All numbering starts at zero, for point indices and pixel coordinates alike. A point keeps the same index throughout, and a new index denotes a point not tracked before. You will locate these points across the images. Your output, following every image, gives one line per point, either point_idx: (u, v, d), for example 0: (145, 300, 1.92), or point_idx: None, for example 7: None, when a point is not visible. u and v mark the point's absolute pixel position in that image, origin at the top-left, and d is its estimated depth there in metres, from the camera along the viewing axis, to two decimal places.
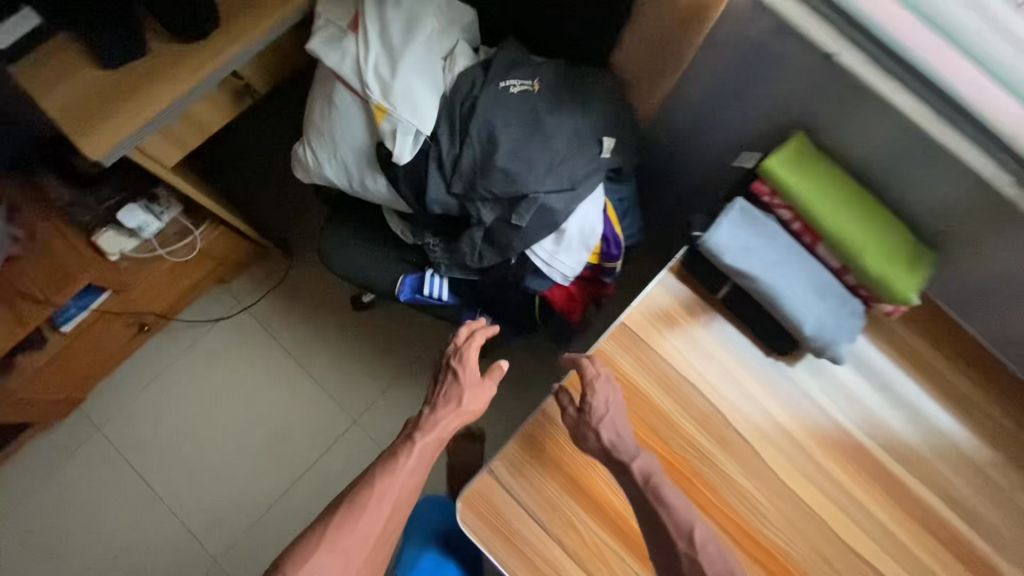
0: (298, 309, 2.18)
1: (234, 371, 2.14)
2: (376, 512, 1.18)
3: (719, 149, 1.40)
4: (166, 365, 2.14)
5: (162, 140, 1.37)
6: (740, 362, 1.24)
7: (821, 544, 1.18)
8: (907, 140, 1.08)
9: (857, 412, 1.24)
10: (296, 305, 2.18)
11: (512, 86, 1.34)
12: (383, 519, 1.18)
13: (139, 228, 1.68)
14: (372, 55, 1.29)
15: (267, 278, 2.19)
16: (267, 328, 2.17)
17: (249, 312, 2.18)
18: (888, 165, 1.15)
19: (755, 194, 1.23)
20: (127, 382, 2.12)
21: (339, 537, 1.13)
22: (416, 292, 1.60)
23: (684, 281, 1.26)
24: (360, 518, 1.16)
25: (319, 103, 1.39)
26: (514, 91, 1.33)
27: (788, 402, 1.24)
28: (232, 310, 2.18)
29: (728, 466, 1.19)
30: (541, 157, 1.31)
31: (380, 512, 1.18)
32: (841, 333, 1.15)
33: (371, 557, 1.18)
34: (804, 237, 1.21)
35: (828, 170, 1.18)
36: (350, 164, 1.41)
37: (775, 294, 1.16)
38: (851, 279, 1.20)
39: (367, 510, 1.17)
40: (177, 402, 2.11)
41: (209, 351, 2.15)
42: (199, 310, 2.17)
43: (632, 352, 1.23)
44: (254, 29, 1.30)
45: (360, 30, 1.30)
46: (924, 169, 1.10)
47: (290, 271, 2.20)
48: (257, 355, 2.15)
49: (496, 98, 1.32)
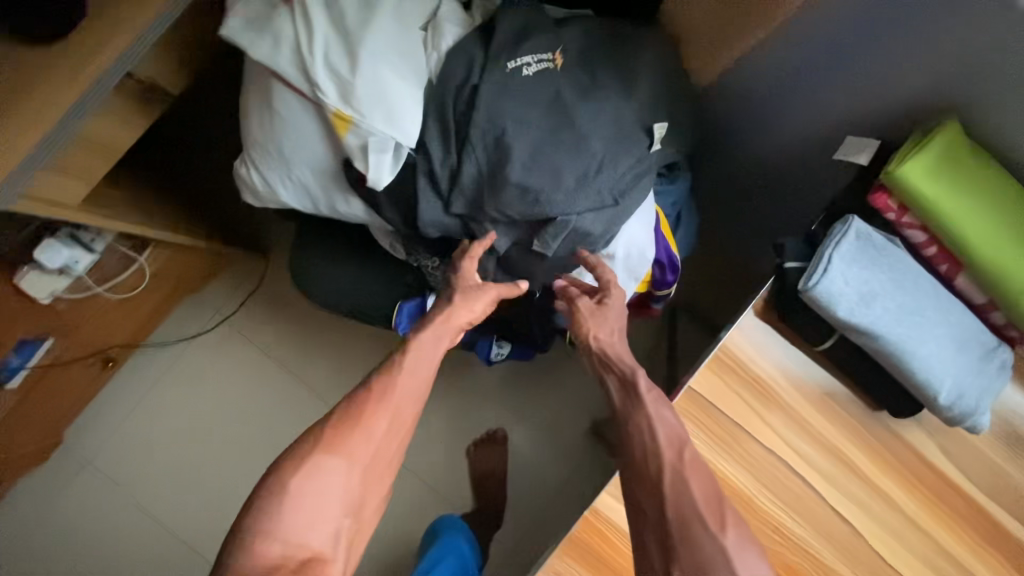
0: (284, 317, 1.88)
1: (220, 390, 1.87)
2: (380, 434, 0.84)
3: (814, 127, 1.02)
4: (142, 389, 1.87)
5: (53, 174, 0.99)
6: (844, 427, 0.99)
7: None
8: None
9: (989, 477, 0.99)
10: (281, 314, 1.88)
11: (524, 65, 0.93)
12: (386, 443, 0.84)
13: (67, 265, 1.37)
14: (321, 36, 0.88)
15: (241, 284, 1.87)
16: (252, 343, 1.88)
17: (228, 325, 1.88)
18: None
19: (875, 209, 0.89)
20: (100, 411, 1.85)
21: (335, 452, 0.80)
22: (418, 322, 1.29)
23: (771, 327, 0.98)
24: (372, 428, 0.83)
25: (256, 107, 0.98)
26: (529, 72, 0.92)
27: (905, 474, 0.99)
28: (208, 324, 1.87)
29: (831, 558, 0.96)
30: (576, 167, 0.92)
31: (384, 436, 0.84)
32: (984, 397, 0.89)
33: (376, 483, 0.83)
34: (938, 264, 0.90)
35: (984, 173, 0.84)
36: (312, 189, 1.01)
37: (900, 352, 0.87)
38: (998, 317, 0.90)
39: (372, 422, 0.84)
40: (159, 423, 1.85)
41: (189, 370, 1.87)
42: (169, 328, 1.87)
43: (707, 423, 0.97)
44: (144, 10, 0.90)
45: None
46: None
47: (269, 276, 1.88)
48: (244, 371, 1.87)
49: (504, 83, 0.91)
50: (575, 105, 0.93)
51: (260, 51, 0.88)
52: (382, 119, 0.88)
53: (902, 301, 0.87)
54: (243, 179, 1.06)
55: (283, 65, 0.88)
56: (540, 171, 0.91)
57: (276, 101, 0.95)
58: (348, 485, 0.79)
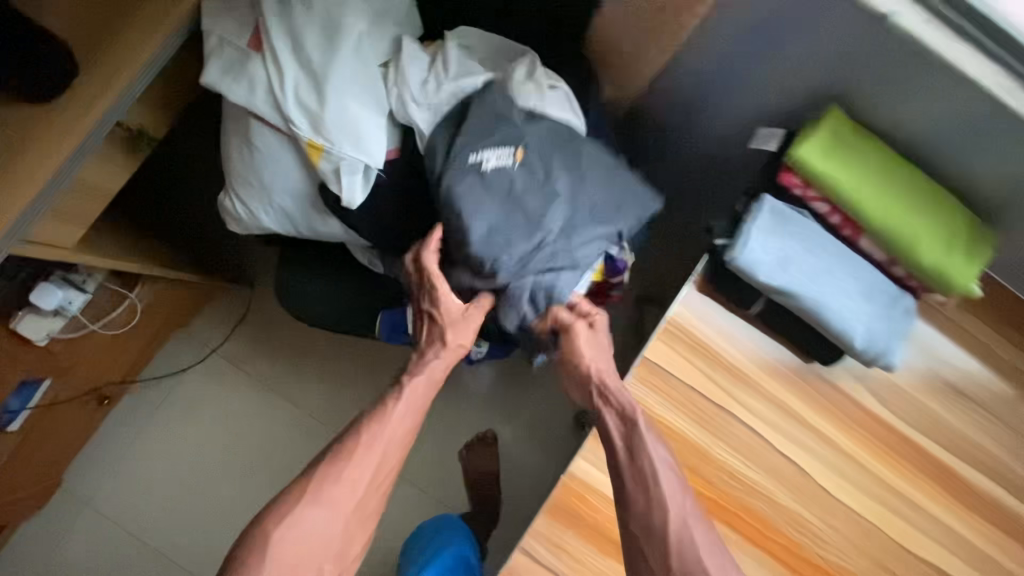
0: (273, 340, 1.96)
1: (217, 415, 1.95)
2: (364, 461, 0.97)
3: (731, 120, 1.17)
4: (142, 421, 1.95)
5: (51, 221, 1.08)
6: (781, 379, 1.12)
7: (885, 559, 1.10)
8: (976, 112, 0.88)
9: (910, 411, 1.13)
10: (269, 337, 1.96)
11: (483, 157, 1.01)
12: (375, 470, 0.98)
13: (62, 307, 1.43)
14: (290, 78, 1.00)
15: (229, 314, 1.96)
16: (243, 369, 1.96)
17: (219, 354, 1.96)
18: (946, 137, 0.95)
19: (784, 186, 1.03)
20: (104, 446, 1.93)
21: (325, 488, 0.94)
22: (400, 330, 1.39)
23: (708, 297, 1.11)
24: (348, 474, 0.96)
25: (234, 144, 1.09)
26: (488, 164, 1.00)
27: (839, 416, 1.12)
28: (200, 355, 1.95)
29: (781, 496, 1.09)
30: (553, 237, 1.01)
31: (371, 462, 0.98)
32: (895, 339, 1.02)
33: (366, 510, 0.98)
34: (844, 230, 1.04)
35: (871, 151, 0.99)
36: (292, 214, 1.12)
37: (817, 307, 1.00)
38: (900, 271, 1.04)
39: (353, 465, 0.97)
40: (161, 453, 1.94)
41: (186, 400, 1.96)
42: (162, 362, 1.94)
43: (660, 389, 1.10)
44: (128, 67, 0.99)
45: (268, 46, 1.00)
46: (992, 143, 0.91)
47: (254, 303, 1.96)
48: (238, 396, 1.95)
49: (467, 176, 1.00)
50: (524, 128, 1.04)
51: (238, 96, 1.00)
52: (351, 147, 1.00)
53: (815, 265, 1.00)
54: (226, 210, 1.17)
55: (260, 106, 1.01)
56: (525, 248, 0.99)
57: (252, 138, 1.06)
58: (331, 526, 0.93)
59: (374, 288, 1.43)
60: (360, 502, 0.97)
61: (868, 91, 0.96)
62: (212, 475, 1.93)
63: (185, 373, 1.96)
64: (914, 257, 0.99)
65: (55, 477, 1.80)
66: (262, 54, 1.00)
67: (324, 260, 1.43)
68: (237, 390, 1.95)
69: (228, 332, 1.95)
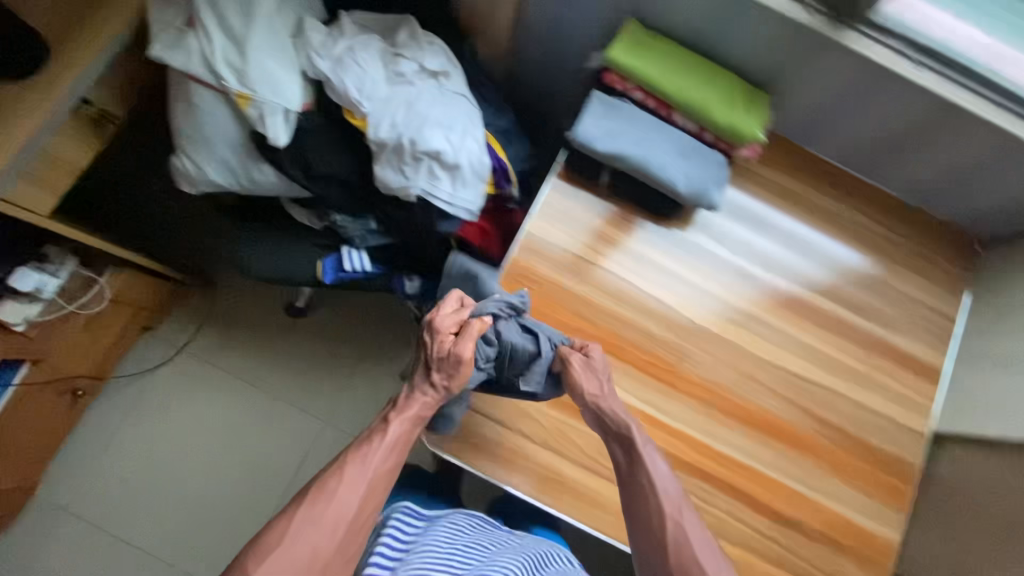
0: (236, 328, 2.11)
1: (192, 403, 2.05)
2: (348, 494, 1.11)
3: (572, 55, 1.53)
4: (117, 421, 2.02)
5: (27, 186, 1.31)
6: (643, 241, 1.41)
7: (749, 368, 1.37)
8: (715, 1, 1.23)
9: (749, 252, 1.42)
10: (234, 326, 2.10)
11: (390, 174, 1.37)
12: (358, 506, 1.11)
13: (37, 290, 1.57)
14: (217, 49, 1.30)
15: (192, 316, 2.10)
16: (211, 360, 2.08)
17: (188, 350, 2.09)
18: (705, 30, 1.31)
19: (609, 85, 1.35)
20: (74, 451, 1.98)
21: (318, 514, 1.07)
22: (340, 269, 1.59)
23: (569, 181, 1.41)
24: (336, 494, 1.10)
25: (178, 107, 1.37)
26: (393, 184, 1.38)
27: (694, 261, 1.41)
28: (170, 354, 2.07)
29: (654, 328, 1.36)
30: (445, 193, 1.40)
31: (355, 500, 1.11)
32: (712, 184, 1.32)
33: (347, 556, 1.08)
34: (661, 111, 1.35)
35: (663, 48, 1.32)
36: (232, 160, 1.40)
37: (645, 165, 1.29)
38: (709, 136, 1.36)
39: (332, 504, 1.09)
40: (140, 449, 2.00)
41: (161, 396, 2.05)
42: (133, 362, 2.06)
43: (544, 258, 1.37)
44: (91, 54, 1.28)
45: (202, 25, 1.30)
46: (735, 22, 1.26)
47: (212, 299, 2.12)
48: (211, 381, 2.07)
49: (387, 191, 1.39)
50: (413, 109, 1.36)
51: (176, 62, 1.28)
52: (271, 94, 1.30)
53: (641, 137, 1.31)
54: (174, 166, 1.43)
55: (196, 70, 1.29)
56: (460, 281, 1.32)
57: (194, 102, 1.35)
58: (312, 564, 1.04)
59: (312, 240, 1.62)
60: (343, 542, 1.08)
61: (648, 6, 1.32)
62: (197, 458, 2.01)
63: (150, 375, 2.06)
64: (706, 119, 1.31)
65: (31, 479, 1.87)
66: (197, 32, 1.30)
67: (264, 221, 1.62)
68: (204, 383, 2.07)
69: (191, 331, 2.09)
